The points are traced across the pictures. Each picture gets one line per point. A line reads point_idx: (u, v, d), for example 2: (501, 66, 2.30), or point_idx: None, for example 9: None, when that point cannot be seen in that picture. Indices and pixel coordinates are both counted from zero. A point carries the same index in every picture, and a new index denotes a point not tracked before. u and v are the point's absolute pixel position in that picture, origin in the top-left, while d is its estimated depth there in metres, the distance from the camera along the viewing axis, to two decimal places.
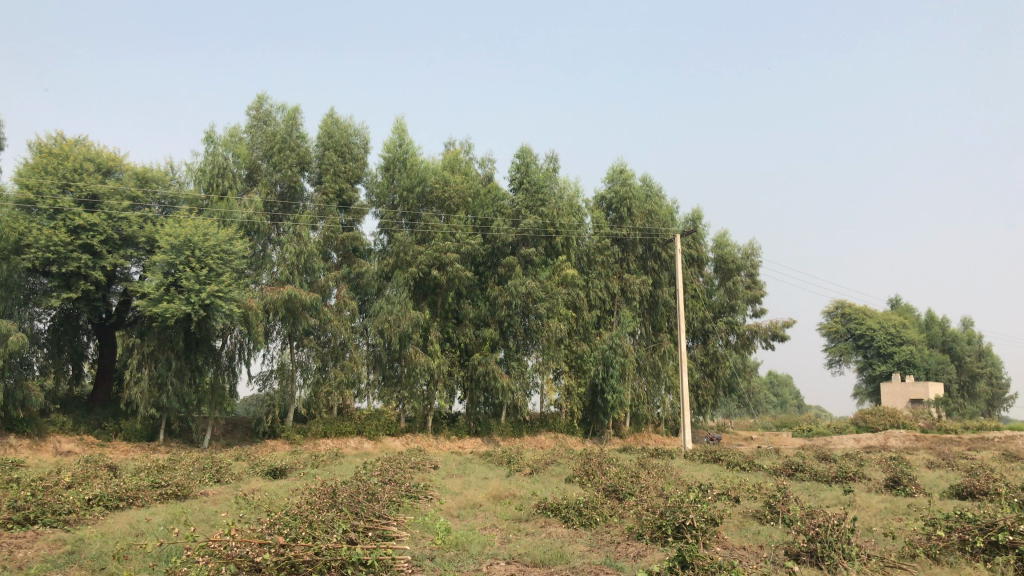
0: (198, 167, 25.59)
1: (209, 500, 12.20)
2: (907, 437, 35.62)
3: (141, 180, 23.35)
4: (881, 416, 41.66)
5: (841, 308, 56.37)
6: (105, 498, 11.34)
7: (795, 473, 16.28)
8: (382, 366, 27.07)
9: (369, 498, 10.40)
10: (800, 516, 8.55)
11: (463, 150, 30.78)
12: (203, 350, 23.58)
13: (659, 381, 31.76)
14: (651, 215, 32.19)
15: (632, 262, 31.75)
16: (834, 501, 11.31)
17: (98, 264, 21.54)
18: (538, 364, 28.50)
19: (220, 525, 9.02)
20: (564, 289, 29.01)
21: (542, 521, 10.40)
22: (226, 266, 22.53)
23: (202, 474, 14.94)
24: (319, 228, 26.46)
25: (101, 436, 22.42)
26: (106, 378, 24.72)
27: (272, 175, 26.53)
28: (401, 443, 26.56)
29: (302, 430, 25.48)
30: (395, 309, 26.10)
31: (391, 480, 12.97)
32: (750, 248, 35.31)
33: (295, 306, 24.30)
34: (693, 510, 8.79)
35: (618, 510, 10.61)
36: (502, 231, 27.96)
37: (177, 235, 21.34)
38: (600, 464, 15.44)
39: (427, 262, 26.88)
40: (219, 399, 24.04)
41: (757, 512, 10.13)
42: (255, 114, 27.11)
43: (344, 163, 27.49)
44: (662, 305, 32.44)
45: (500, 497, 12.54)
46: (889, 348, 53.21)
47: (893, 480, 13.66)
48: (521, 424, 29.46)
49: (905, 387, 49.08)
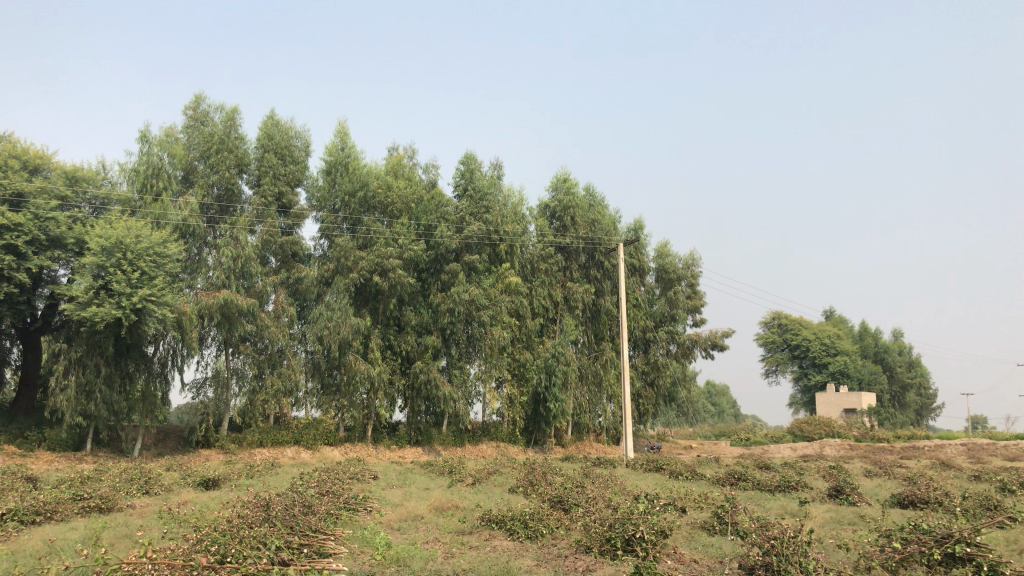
0: (131, 167, 24.63)
1: (135, 513, 11.54)
2: (840, 446, 36.22)
3: (71, 179, 22.40)
4: (816, 425, 42.38)
5: (777, 319, 57.26)
6: (20, 512, 10.64)
7: (738, 482, 16.24)
8: (321, 374, 26.42)
9: (305, 511, 9.92)
10: (752, 529, 8.42)
11: (406, 156, 30.31)
12: (134, 356, 22.62)
13: (601, 390, 31.70)
14: (594, 224, 32.19)
15: (575, 270, 31.67)
16: (782, 512, 11.24)
17: (23, 265, 20.52)
18: (480, 373, 28.14)
19: (140, 542, 8.44)
20: (508, 297, 28.75)
21: (486, 534, 10.05)
22: (159, 269, 21.70)
23: (129, 485, 14.19)
24: (257, 232, 25.74)
25: (24, 445, 21.28)
26: (29, 385, 23.56)
27: (209, 177, 25.71)
28: (340, 453, 25.87)
29: (237, 439, 24.67)
30: (335, 315, 25.54)
31: (329, 492, 12.48)
32: (690, 259, 35.60)
33: (231, 312, 23.51)
34: (643, 522, 8.63)
35: (565, 522, 10.34)
36: (445, 237, 27.59)
37: (108, 236, 20.48)
38: (544, 474, 15.16)
39: (369, 267, 26.36)
40: (151, 407, 23.15)
41: (704, 523, 9.97)
42: (192, 114, 26.24)
43: (284, 166, 26.84)
44: (604, 314, 32.41)
45: (443, 509, 12.15)
46: (823, 358, 54.13)
47: (836, 489, 13.71)
48: (462, 433, 29.05)
49: (839, 397, 50.08)
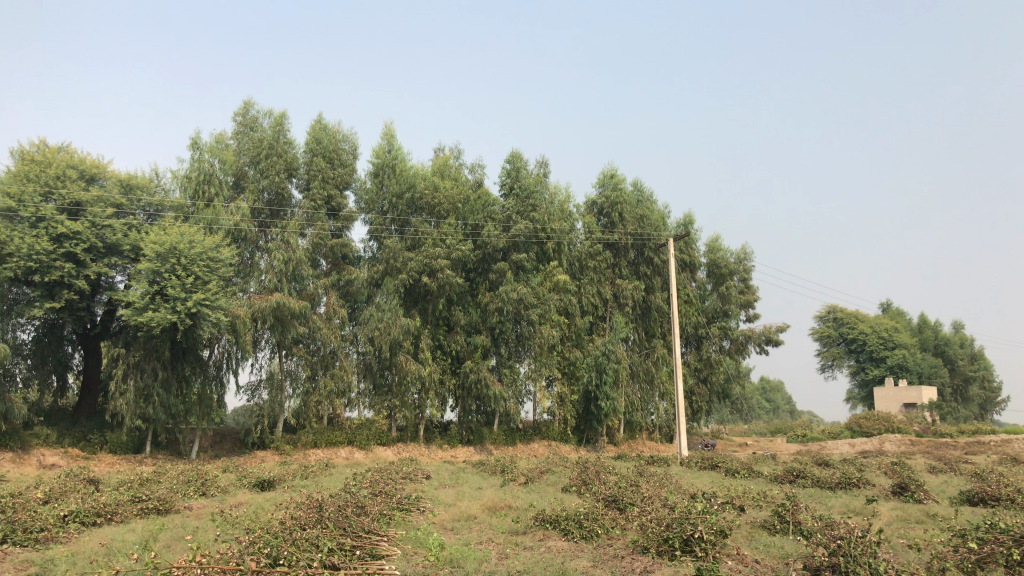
0: (184, 174, 25.00)
1: (192, 514, 11.65)
2: (902, 441, 35.26)
3: (126, 187, 22.81)
4: (875, 420, 41.36)
5: (833, 313, 56.13)
6: (81, 514, 10.80)
7: (797, 479, 15.84)
8: (372, 375, 26.50)
9: (358, 512, 9.88)
10: (817, 529, 8.16)
11: (452, 156, 30.32)
12: (190, 360, 23.00)
13: (653, 388, 31.30)
14: (643, 220, 31.81)
15: (624, 267, 31.39)
16: (845, 510, 10.89)
17: (82, 273, 20.97)
18: (530, 372, 28.02)
19: (191, 545, 8.48)
20: (556, 295, 28.57)
21: (540, 534, 9.92)
22: (212, 273, 21.98)
23: (186, 487, 14.36)
24: (308, 235, 25.98)
25: (86, 448, 21.78)
26: (91, 390, 24.09)
27: (259, 182, 26.00)
28: (392, 453, 26.01)
29: (292, 440, 24.93)
30: (385, 316, 25.64)
31: (382, 492, 12.45)
32: (742, 253, 35.00)
33: (283, 315, 23.73)
34: (702, 522, 8.40)
35: (620, 522, 10.14)
36: (493, 236, 27.51)
37: (163, 242, 20.84)
38: (598, 472, 14.95)
39: (417, 268, 26.39)
40: (207, 410, 23.49)
41: (764, 522, 9.70)
42: (241, 120, 26.48)
43: (333, 170, 27.03)
44: (655, 311, 32.03)
45: (496, 509, 12.05)
46: (881, 352, 52.87)
47: (900, 487, 13.26)
48: (514, 432, 28.93)
49: (898, 391, 48.88)
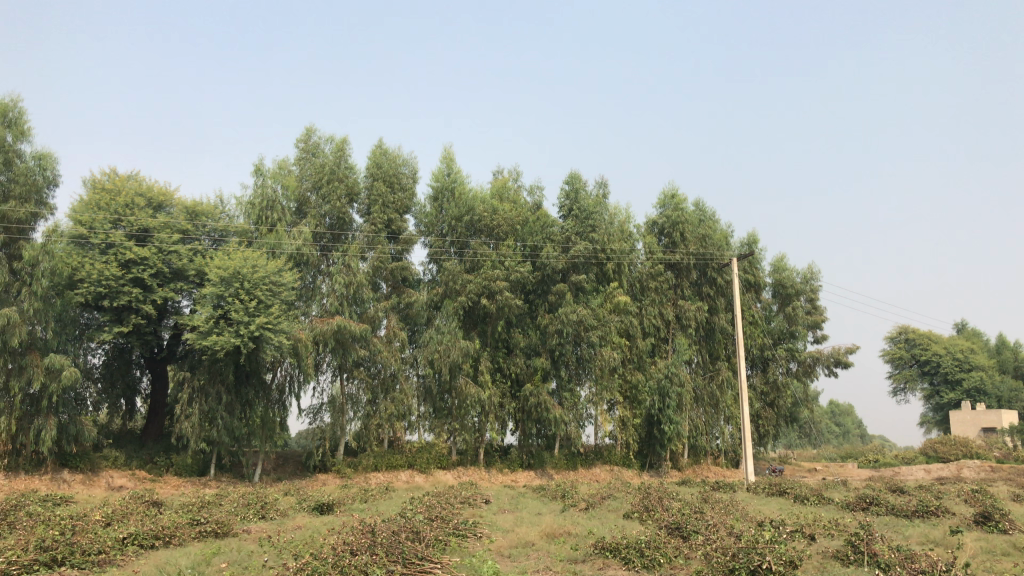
0: (247, 200, 25.37)
1: (249, 538, 11.58)
2: (981, 468, 33.71)
3: (192, 213, 23.29)
4: (952, 445, 39.65)
5: (904, 334, 54.29)
6: (140, 536, 10.84)
7: (870, 506, 15.08)
8: (432, 399, 26.36)
9: (412, 538, 9.64)
10: (895, 562, 7.70)
11: (511, 178, 30.28)
12: (253, 383, 23.25)
13: (718, 412, 30.54)
14: (705, 240, 31.22)
15: (686, 288, 30.82)
16: (924, 541, 10.28)
17: (149, 297, 21.35)
18: (591, 395, 27.55)
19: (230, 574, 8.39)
20: (616, 317, 28.15)
21: (599, 563, 9.54)
22: (275, 297, 22.19)
23: (246, 510, 14.34)
24: (368, 258, 26.07)
25: (153, 471, 22.06)
26: (158, 413, 24.35)
27: (321, 207, 26.27)
28: (452, 477, 25.79)
29: (353, 463, 24.88)
30: (445, 338, 25.60)
31: (438, 517, 12.20)
32: (809, 272, 34.10)
33: (344, 338, 23.85)
34: (770, 551, 7.99)
35: (683, 550, 9.72)
36: (552, 258, 27.27)
37: (227, 267, 21.18)
38: (660, 498, 14.48)
39: (476, 291, 26.28)
40: (270, 432, 23.59)
41: (837, 552, 9.17)
42: (304, 146, 26.89)
43: (392, 193, 27.20)
44: (719, 332, 31.32)
45: (555, 535, 11.71)
46: (956, 374, 50.85)
47: (983, 516, 12.54)
48: (575, 456, 28.43)
49: (976, 415, 46.89)
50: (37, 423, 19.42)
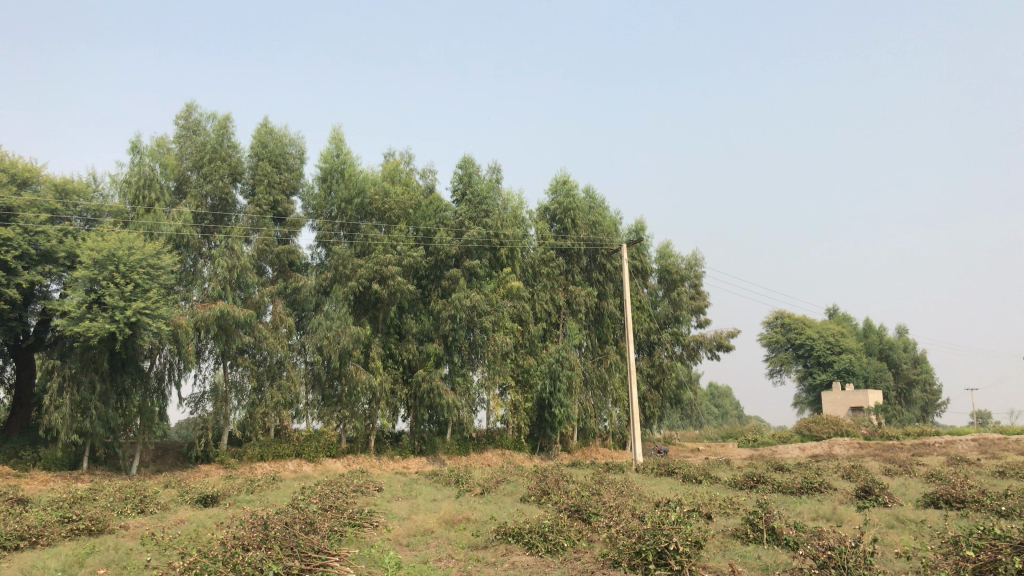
0: (122, 179, 23.88)
1: (127, 535, 10.86)
2: (850, 444, 35.61)
3: (61, 191, 21.71)
4: (824, 424, 41.67)
5: (780, 318, 56.60)
6: (3, 537, 9.98)
7: (758, 484, 15.53)
8: (321, 386, 25.63)
9: (306, 530, 9.25)
10: (800, 540, 7.86)
11: (402, 161, 29.65)
12: (130, 372, 21.94)
13: (606, 394, 31.00)
14: (595, 226, 31.53)
15: (577, 273, 31.06)
16: (816, 517, 10.60)
17: (13, 281, 19.80)
18: (483, 380, 27.46)
19: None
20: (510, 302, 28.07)
21: (502, 549, 9.38)
22: (153, 281, 20.95)
23: (124, 505, 13.47)
24: (253, 241, 25.00)
25: (18, 466, 20.56)
26: (23, 404, 22.82)
27: (202, 187, 24.99)
28: (342, 465, 25.21)
29: (237, 453, 23.94)
30: (334, 324, 24.90)
31: (332, 507, 11.78)
32: (693, 259, 34.98)
33: (228, 324, 22.81)
34: (676, 532, 7.98)
35: (586, 534, 9.67)
36: (445, 243, 26.95)
37: (100, 249, 19.82)
38: (557, 481, 14.49)
39: (367, 276, 25.72)
40: (149, 423, 22.43)
41: (736, 531, 9.32)
42: (183, 124, 25.51)
43: (279, 174, 26.23)
44: (607, 317, 31.77)
45: (453, 522, 11.49)
46: (828, 357, 53.41)
47: (864, 490, 13.10)
48: (467, 441, 28.33)
49: (845, 395, 49.46)
50: None
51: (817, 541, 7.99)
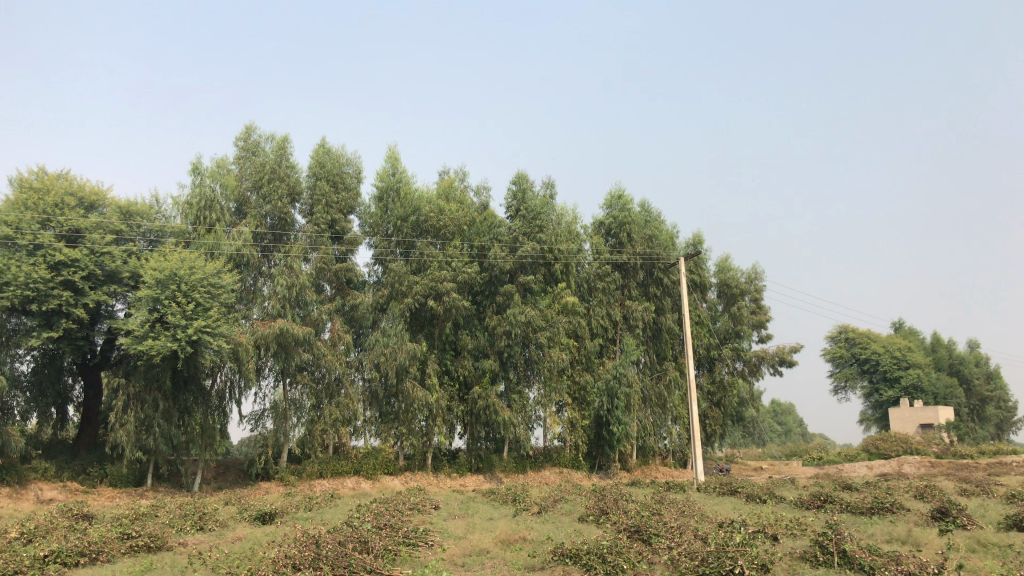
0: (184, 200, 24.30)
1: (185, 552, 10.86)
2: (920, 463, 34.29)
3: (126, 214, 22.18)
4: (893, 442, 40.28)
5: (844, 333, 55.12)
6: (64, 553, 10.05)
7: (826, 504, 14.90)
8: (379, 403, 25.65)
9: (359, 549, 9.14)
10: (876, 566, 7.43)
11: (457, 179, 29.68)
12: (192, 390, 22.24)
13: (666, 412, 30.42)
14: (652, 240, 31.08)
15: (634, 288, 30.64)
16: (890, 540, 10.08)
17: (80, 301, 20.23)
18: (540, 397, 27.14)
19: None
20: (566, 318, 27.78)
21: (560, 571, 9.07)
22: (214, 300, 21.22)
23: (184, 521, 13.53)
24: (311, 260, 25.24)
25: (86, 482, 20.92)
26: (91, 422, 23.17)
27: (262, 208, 25.32)
28: (400, 482, 25.13)
29: (297, 471, 24.03)
30: (391, 341, 24.93)
31: (387, 525, 11.63)
32: (753, 272, 34.25)
33: (287, 342, 22.95)
34: (742, 555, 7.63)
35: (647, 556, 9.31)
36: (500, 259, 26.85)
37: (162, 268, 20.16)
38: (616, 500, 14.12)
39: (423, 292, 25.74)
40: (210, 440, 22.62)
41: (805, 553, 8.87)
42: (243, 145, 25.92)
43: (336, 193, 26.47)
44: (666, 332, 31.24)
45: (510, 542, 11.23)
46: (895, 372, 51.74)
47: (941, 511, 12.45)
48: (525, 459, 27.99)
49: (914, 412, 47.83)
50: None
51: (897, 567, 7.58)
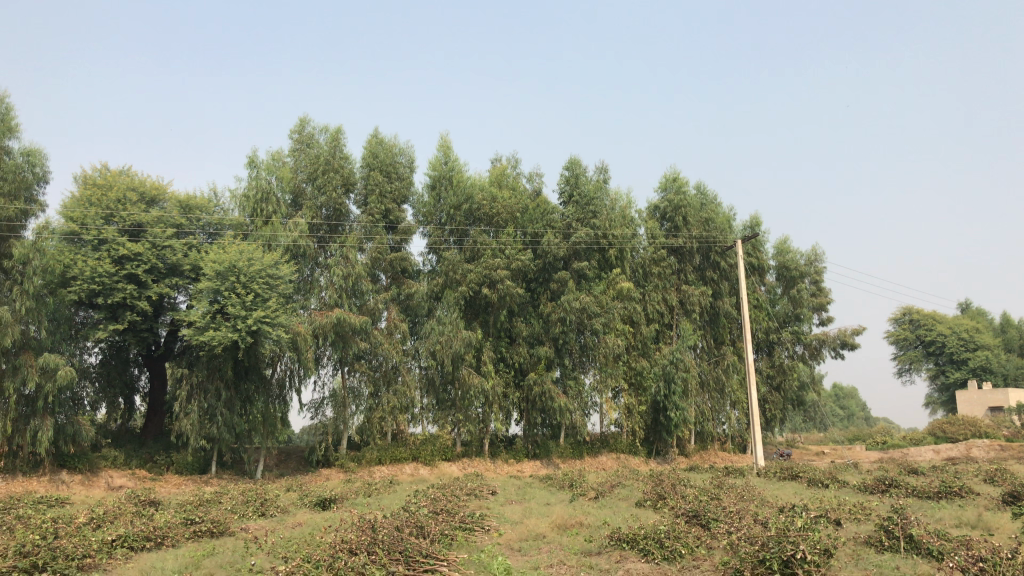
0: (242, 193, 24.67)
1: (246, 537, 11.09)
2: (990, 446, 33.27)
3: (185, 207, 22.56)
4: (960, 425, 39.17)
5: (909, 315, 53.68)
6: (130, 538, 10.32)
7: (891, 489, 14.51)
8: (435, 390, 25.81)
9: (415, 534, 9.19)
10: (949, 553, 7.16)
11: (510, 166, 29.62)
12: (252, 379, 22.68)
13: (724, 396, 30.00)
14: (708, 223, 30.62)
15: (690, 272, 30.22)
16: (959, 524, 9.78)
17: (144, 293, 20.69)
18: (596, 383, 27.01)
19: None
20: (620, 304, 27.58)
21: (616, 556, 8.98)
22: (272, 290, 21.56)
23: (246, 508, 13.79)
24: (366, 250, 25.51)
25: (153, 470, 21.49)
26: (157, 412, 23.79)
27: (317, 199, 25.57)
28: (457, 468, 25.28)
29: (356, 457, 24.32)
30: (446, 330, 25.02)
31: (444, 510, 11.67)
32: (813, 254, 33.54)
33: (344, 331, 23.21)
34: (803, 540, 7.48)
35: (705, 541, 9.19)
36: (554, 246, 26.72)
37: (222, 261, 20.54)
38: (673, 486, 13.94)
39: (477, 280, 25.79)
40: (272, 428, 23.00)
41: (869, 538, 8.63)
42: (298, 137, 26.23)
43: (390, 183, 26.63)
44: (723, 316, 30.79)
45: (567, 527, 11.19)
46: (962, 354, 50.21)
47: (1012, 496, 12.01)
48: (582, 445, 27.91)
49: (982, 394, 46.43)
50: (33, 424, 18.84)
51: (967, 551, 7.33)
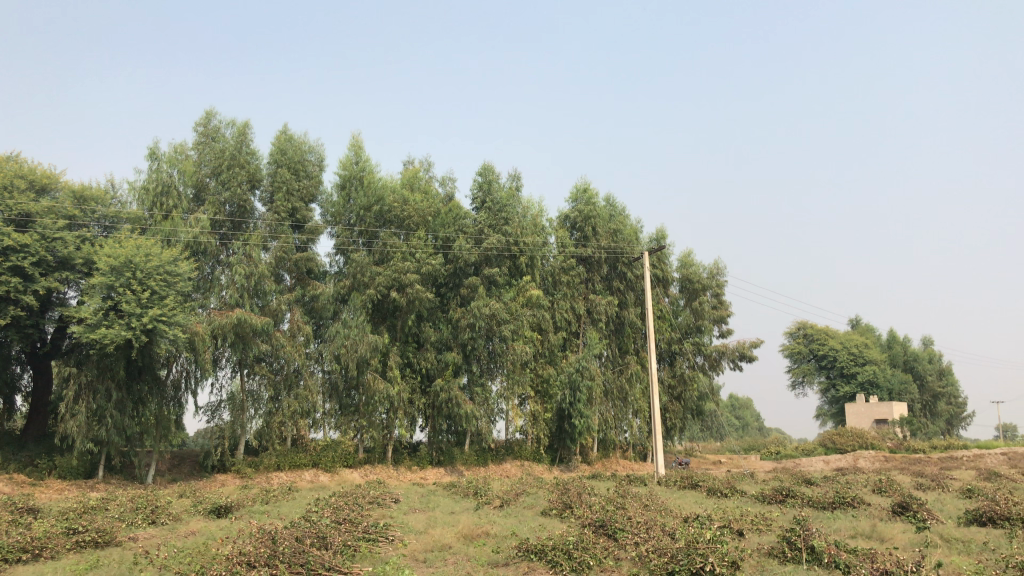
0: (140, 186, 23.56)
1: (134, 548, 10.47)
2: (876, 457, 34.76)
3: (79, 198, 21.51)
4: (848, 437, 40.84)
5: (803, 329, 55.64)
6: (4, 550, 9.58)
7: (788, 498, 14.87)
8: (339, 395, 25.25)
9: (316, 545, 8.86)
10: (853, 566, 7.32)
11: (422, 168, 29.31)
12: (146, 380, 21.63)
13: (627, 405, 30.39)
14: (616, 234, 31.03)
15: (598, 282, 30.43)
16: (854, 535, 10.07)
17: (30, 287, 19.43)
18: (503, 390, 26.89)
19: None
20: (529, 312, 27.58)
21: (524, 567, 8.85)
22: (170, 288, 20.65)
23: (135, 516, 13.06)
24: (271, 248, 24.73)
25: (33, 474, 20.17)
26: (40, 412, 22.47)
27: (220, 194, 24.66)
28: (359, 475, 24.77)
29: (254, 463, 23.53)
30: (352, 333, 24.50)
31: (346, 520, 11.31)
32: (715, 268, 34.40)
33: (245, 332, 22.41)
34: (711, 552, 7.53)
35: (612, 552, 9.14)
36: (464, 251, 26.57)
37: (117, 255, 19.52)
38: (579, 495, 13.91)
39: (386, 283, 25.34)
40: (165, 431, 22.10)
41: (771, 549, 8.78)
42: (203, 131, 25.24)
43: (298, 181, 25.97)
44: (628, 326, 31.24)
45: (472, 537, 10.98)
46: (851, 368, 52.36)
47: (901, 506, 12.49)
48: (486, 452, 27.73)
49: (869, 407, 48.54)
50: None
51: (870, 566, 7.51)
